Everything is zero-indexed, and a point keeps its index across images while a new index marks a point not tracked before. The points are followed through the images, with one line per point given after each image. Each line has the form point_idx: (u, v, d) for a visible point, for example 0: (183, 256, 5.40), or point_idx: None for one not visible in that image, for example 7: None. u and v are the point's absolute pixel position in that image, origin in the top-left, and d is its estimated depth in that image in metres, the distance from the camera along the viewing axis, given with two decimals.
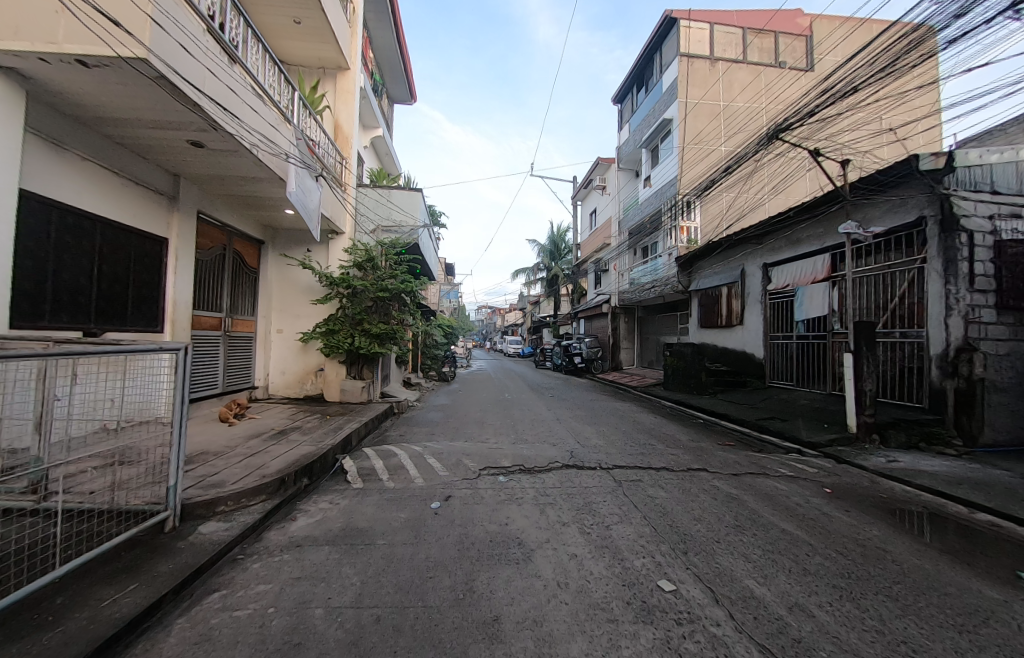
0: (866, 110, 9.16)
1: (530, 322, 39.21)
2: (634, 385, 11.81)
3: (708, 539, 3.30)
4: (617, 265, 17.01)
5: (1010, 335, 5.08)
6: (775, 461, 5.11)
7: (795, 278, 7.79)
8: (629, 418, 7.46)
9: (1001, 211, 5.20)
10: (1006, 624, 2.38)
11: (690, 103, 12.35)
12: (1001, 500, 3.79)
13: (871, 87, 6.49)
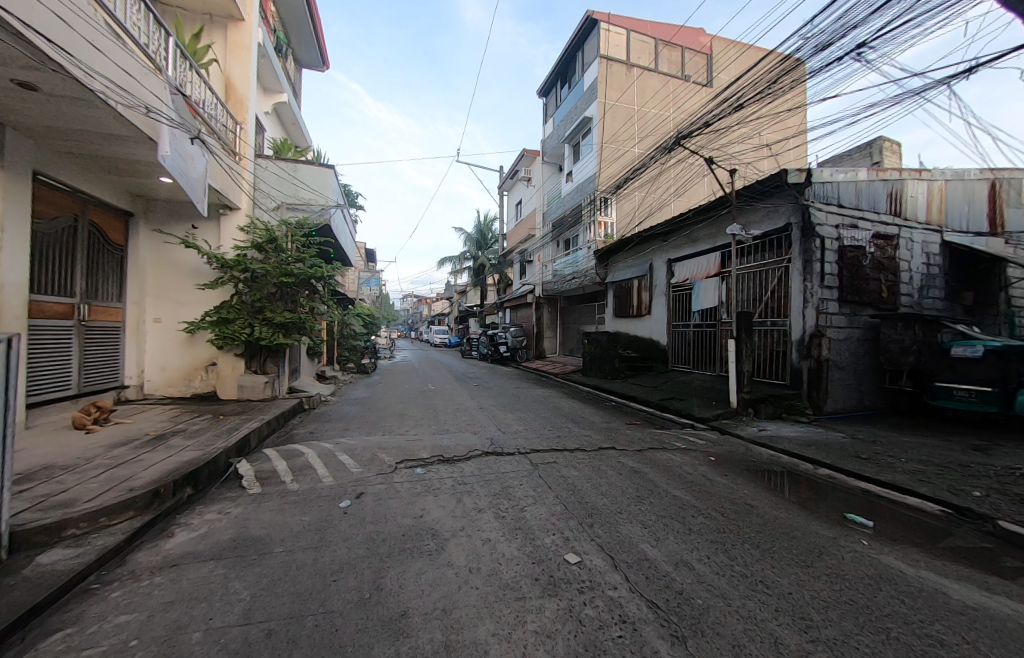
0: (750, 126, 10.45)
1: (457, 312, 38.91)
2: (555, 372, 12.34)
3: (612, 511, 3.55)
4: (540, 256, 17.48)
5: (846, 324, 6.22)
6: (672, 436, 5.67)
7: (694, 273, 8.69)
8: (548, 404, 7.74)
9: (843, 222, 6.29)
10: (835, 557, 2.92)
11: (608, 104, 13.07)
12: (836, 457, 4.66)
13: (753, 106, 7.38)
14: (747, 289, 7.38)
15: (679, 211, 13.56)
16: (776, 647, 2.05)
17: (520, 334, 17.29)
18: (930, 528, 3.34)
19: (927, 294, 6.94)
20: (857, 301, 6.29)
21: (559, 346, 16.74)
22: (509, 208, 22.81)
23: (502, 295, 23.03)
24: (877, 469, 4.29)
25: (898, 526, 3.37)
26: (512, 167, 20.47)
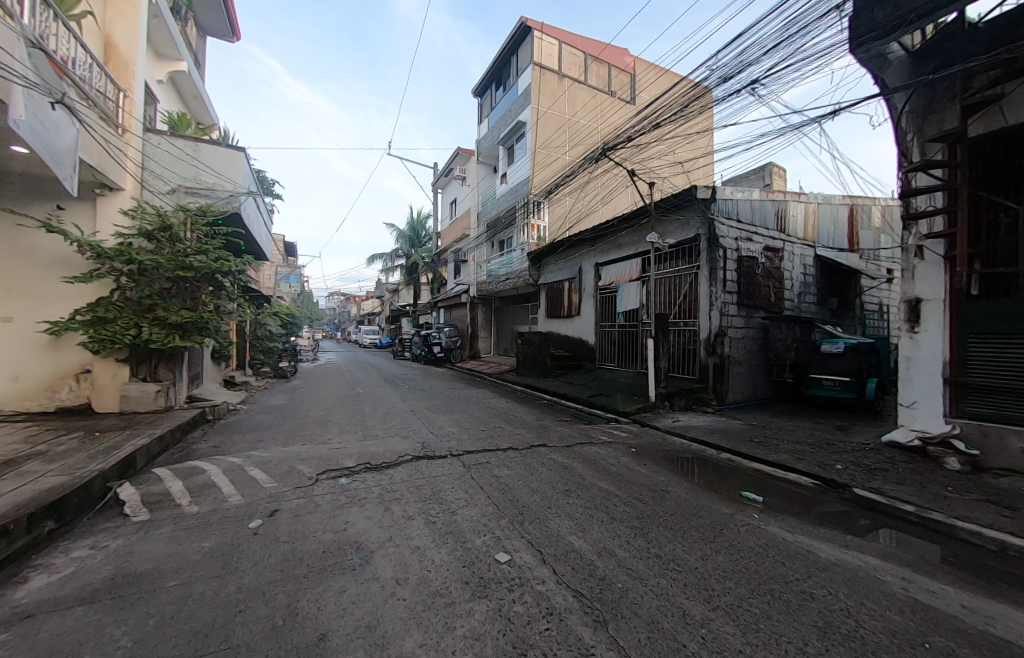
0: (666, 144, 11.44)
1: (388, 312, 37.31)
2: (489, 372, 12.39)
3: (542, 507, 3.65)
4: (474, 256, 17.44)
5: (743, 325, 7.09)
6: (599, 431, 5.99)
7: (617, 276, 9.29)
8: (481, 404, 7.75)
9: (741, 235, 7.16)
10: (733, 531, 3.31)
11: (540, 110, 13.48)
12: (735, 442, 5.28)
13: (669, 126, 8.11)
14: (664, 292, 8.07)
15: (605, 218, 13.85)
16: (686, 620, 2.25)
17: (455, 335, 17.13)
18: (805, 498, 3.92)
19: (804, 299, 8.17)
20: (751, 305, 7.20)
21: (494, 346, 16.88)
22: (443, 206, 22.38)
23: (437, 294, 22.57)
24: (765, 450, 4.96)
25: (781, 499, 3.91)
26: (446, 164, 20.14)
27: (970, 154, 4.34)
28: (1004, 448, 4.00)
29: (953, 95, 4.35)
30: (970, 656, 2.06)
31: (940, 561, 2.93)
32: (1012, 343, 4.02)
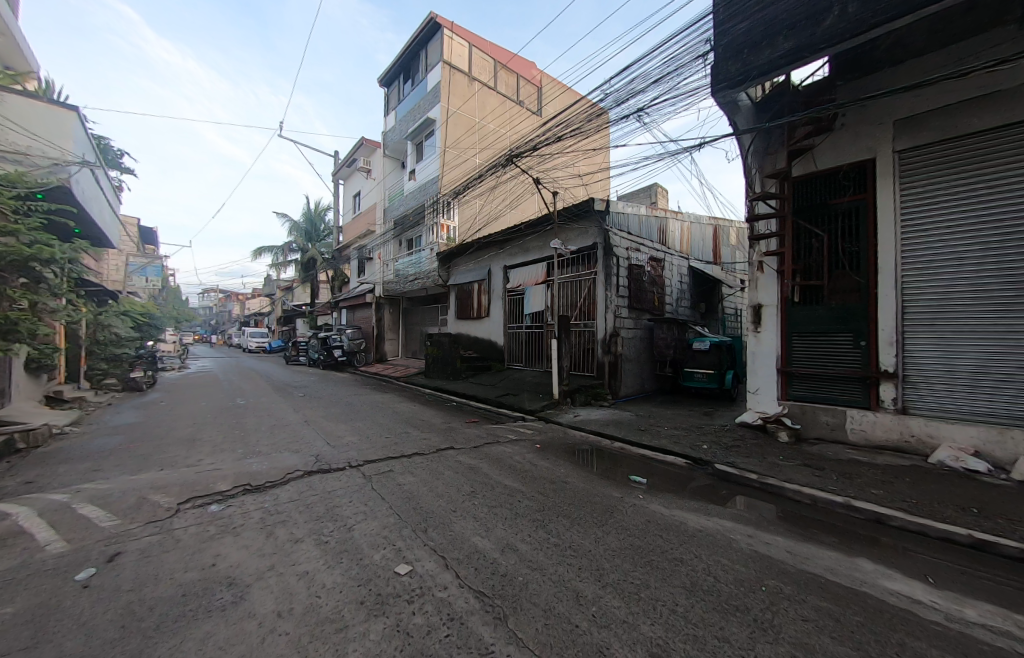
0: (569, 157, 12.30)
1: (280, 312, 33.30)
2: (396, 376, 11.87)
3: (447, 511, 3.59)
4: (381, 254, 16.56)
5: (633, 326, 7.93)
6: (506, 430, 6.13)
7: (524, 279, 9.64)
8: (385, 409, 7.36)
9: (631, 246, 8.00)
10: (622, 513, 3.65)
11: (450, 110, 13.40)
12: (626, 431, 5.85)
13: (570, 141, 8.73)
14: (566, 295, 8.55)
15: (514, 223, 14.42)
16: (578, 601, 2.41)
17: (358, 337, 15.91)
18: (680, 477, 4.51)
19: (680, 304, 9.44)
20: (639, 308, 8.07)
21: (402, 348, 16.21)
22: (344, 199, 20.81)
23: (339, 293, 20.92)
24: (650, 437, 5.59)
25: (662, 480, 4.43)
26: (349, 153, 18.70)
27: (794, 190, 5.44)
28: (816, 422, 5.12)
29: (782, 142, 5.42)
30: (792, 591, 2.57)
31: (775, 518, 3.61)
32: (819, 339, 5.17)
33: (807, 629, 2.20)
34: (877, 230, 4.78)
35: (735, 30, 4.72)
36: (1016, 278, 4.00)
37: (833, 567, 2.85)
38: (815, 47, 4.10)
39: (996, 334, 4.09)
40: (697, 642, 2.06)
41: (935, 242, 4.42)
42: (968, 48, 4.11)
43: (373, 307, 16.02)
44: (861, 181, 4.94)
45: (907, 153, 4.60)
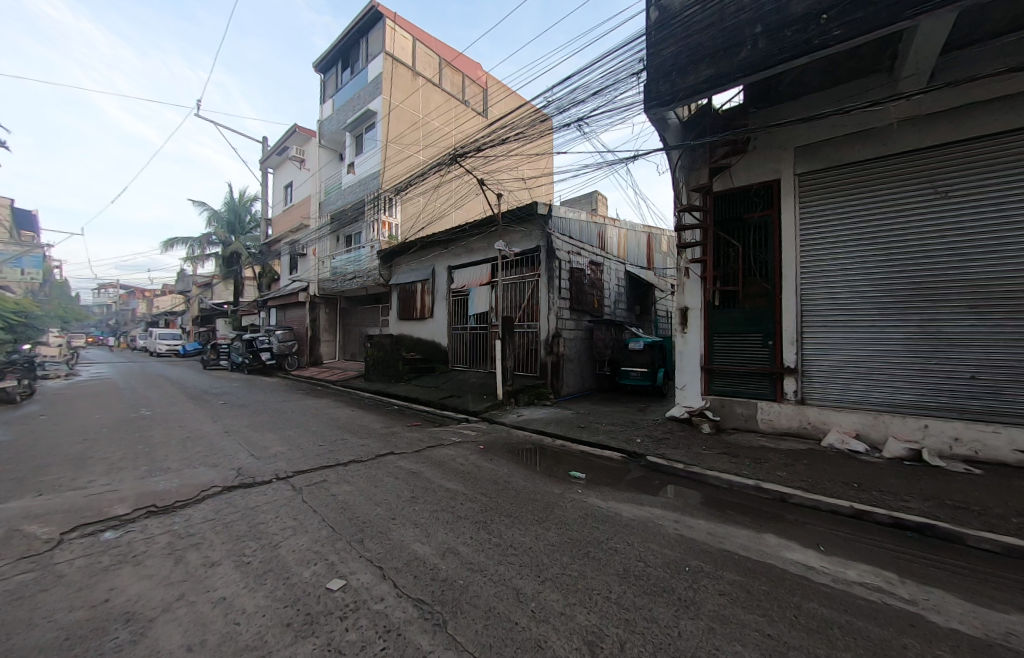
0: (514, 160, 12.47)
1: (197, 311, 29.87)
2: (332, 380, 11.20)
3: (386, 519, 3.46)
4: (316, 250, 15.55)
5: (574, 327, 8.23)
6: (449, 432, 6.06)
7: (468, 280, 9.59)
8: (318, 416, 6.91)
9: (572, 250, 8.29)
10: (561, 509, 3.77)
11: (392, 103, 12.96)
12: (567, 429, 6.05)
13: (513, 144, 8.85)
14: (510, 296, 8.64)
15: (459, 223, 14.30)
16: (518, 599, 2.45)
17: (290, 339, 14.78)
18: (616, 470, 4.77)
19: (618, 306, 9.97)
20: (580, 310, 8.40)
21: (339, 350, 15.47)
22: (274, 190, 19.32)
23: (268, 291, 19.30)
24: (589, 434, 5.83)
25: (600, 474, 4.64)
26: (279, 140, 17.34)
27: (715, 204, 5.98)
28: (733, 414, 5.67)
29: (703, 159, 5.91)
30: (711, 569, 2.83)
31: (699, 503, 3.94)
32: (736, 339, 5.73)
33: (723, 602, 2.44)
34: (781, 243, 5.42)
35: (666, 52, 5.08)
36: (882, 287, 4.77)
37: (745, 544, 3.18)
38: (734, 75, 4.54)
39: (870, 334, 4.84)
40: (628, 626, 2.19)
41: (824, 255, 5.13)
42: (849, 90, 4.85)
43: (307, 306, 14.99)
44: (768, 198, 5.56)
45: (804, 176, 5.27)
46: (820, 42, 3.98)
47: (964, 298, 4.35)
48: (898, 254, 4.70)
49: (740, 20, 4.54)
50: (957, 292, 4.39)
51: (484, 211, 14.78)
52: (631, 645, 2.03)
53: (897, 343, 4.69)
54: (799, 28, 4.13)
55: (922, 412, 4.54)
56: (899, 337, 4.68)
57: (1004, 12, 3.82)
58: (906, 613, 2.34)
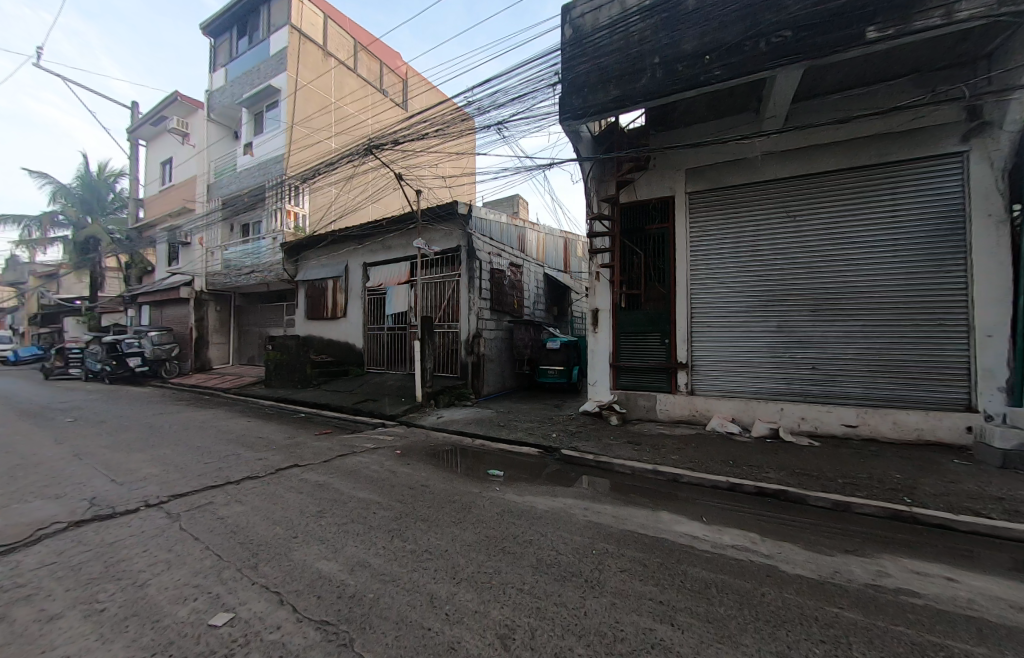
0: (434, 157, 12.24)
1: (32, 308, 24.01)
2: (224, 388, 9.89)
3: (287, 537, 3.15)
4: (204, 239, 13.59)
5: (494, 327, 8.37)
6: (363, 439, 5.74)
7: (386, 278, 9.18)
8: (204, 430, 6.03)
9: (492, 251, 8.41)
10: (478, 507, 3.83)
11: (299, 82, 11.88)
12: (486, 428, 6.14)
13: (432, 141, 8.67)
14: (430, 296, 8.49)
15: (377, 217, 13.63)
16: (432, 604, 2.41)
17: (168, 341, 12.75)
18: (533, 466, 4.96)
19: (537, 307, 10.36)
20: (500, 310, 8.56)
21: (232, 354, 13.90)
22: (146, 165, 16.39)
23: (139, 285, 16.32)
24: (508, 431, 6.00)
25: (517, 470, 4.79)
26: (155, 108, 14.80)
27: (622, 215, 6.51)
28: (637, 405, 6.25)
29: (611, 172, 6.39)
30: (615, 549, 3.09)
31: (607, 490, 4.27)
32: (639, 338, 6.32)
33: (623, 577, 2.68)
34: (676, 253, 6.10)
35: (580, 68, 5.38)
36: (752, 295, 5.65)
37: (644, 523, 3.52)
38: (639, 97, 4.96)
39: (742, 334, 5.70)
40: (539, 614, 2.30)
41: (709, 266, 5.90)
42: (727, 124, 5.65)
43: (191, 304, 13.01)
44: (664, 213, 6.23)
45: (694, 195, 6.01)
46: (705, 79, 4.56)
47: (807, 305, 5.36)
48: (762, 268, 5.61)
49: (641, 50, 5.00)
50: (801, 300, 5.39)
51: (405, 206, 14.29)
52: (541, 632, 2.12)
53: (762, 341, 5.58)
54: (688, 64, 4.68)
55: (779, 398, 5.47)
56: (763, 336, 5.58)
57: (833, 75, 4.77)
58: (765, 566, 2.79)
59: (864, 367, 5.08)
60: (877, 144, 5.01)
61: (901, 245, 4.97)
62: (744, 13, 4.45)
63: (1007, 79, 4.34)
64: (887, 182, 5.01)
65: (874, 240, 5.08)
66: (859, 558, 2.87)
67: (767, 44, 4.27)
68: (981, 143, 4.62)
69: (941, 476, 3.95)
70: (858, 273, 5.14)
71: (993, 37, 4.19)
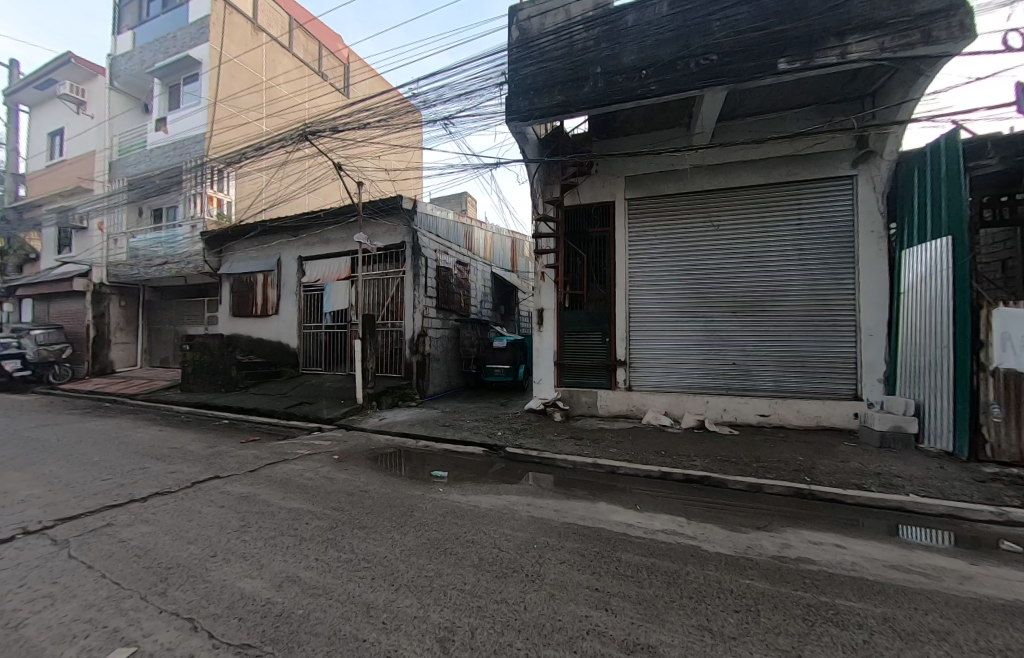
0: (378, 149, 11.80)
1: None
2: (129, 394, 8.76)
3: (204, 555, 2.85)
4: (104, 224, 11.92)
5: (440, 326, 8.24)
6: (296, 445, 5.40)
7: (325, 274, 8.73)
8: (103, 443, 5.29)
9: (438, 249, 8.26)
10: (420, 510, 3.77)
11: (224, 54, 10.80)
12: (430, 429, 6.05)
13: (373, 131, 8.30)
14: (372, 293, 8.17)
15: (313, 208, 12.89)
16: (368, 614, 2.33)
17: (57, 342, 11.04)
18: (477, 465, 4.97)
19: (483, 306, 10.36)
20: (446, 309, 8.45)
21: (140, 358, 12.42)
22: (26, 135, 14.00)
23: (18, 275, 13.91)
24: (453, 431, 5.97)
25: (462, 471, 4.77)
26: (40, 69, 12.71)
27: (567, 217, 6.69)
28: (579, 402, 6.50)
29: (556, 175, 6.49)
30: (554, 542, 3.19)
31: (549, 485, 4.39)
32: (581, 337, 6.56)
33: (562, 569, 2.78)
34: (616, 255, 6.41)
35: (527, 70, 5.43)
36: (683, 296, 6.09)
37: (582, 515, 3.68)
38: (584, 103, 5.10)
39: (675, 333, 6.12)
40: (480, 612, 2.32)
41: (645, 268, 6.27)
42: (662, 136, 6.03)
43: (87, 298, 11.41)
44: (605, 217, 6.51)
45: (633, 202, 6.34)
46: (643, 92, 4.81)
47: (729, 307, 5.88)
48: (691, 270, 6.06)
49: (584, 58, 5.16)
50: (724, 301, 5.91)
51: (343, 197, 13.65)
52: (481, 630, 2.14)
53: (691, 340, 6.05)
54: (628, 76, 4.91)
55: (705, 392, 5.97)
56: (692, 335, 6.04)
57: (752, 99, 5.26)
58: (689, 548, 3.03)
59: (776, 363, 5.68)
60: (787, 165, 5.61)
61: (804, 256, 5.62)
62: (677, 33, 4.76)
63: (886, 115, 5.05)
64: (794, 198, 5.64)
65: (783, 249, 5.69)
66: (768, 533, 3.22)
67: (696, 66, 4.60)
68: (867, 168, 5.35)
69: (833, 457, 4.55)
70: (769, 280, 5.73)
71: (876, 78, 4.85)
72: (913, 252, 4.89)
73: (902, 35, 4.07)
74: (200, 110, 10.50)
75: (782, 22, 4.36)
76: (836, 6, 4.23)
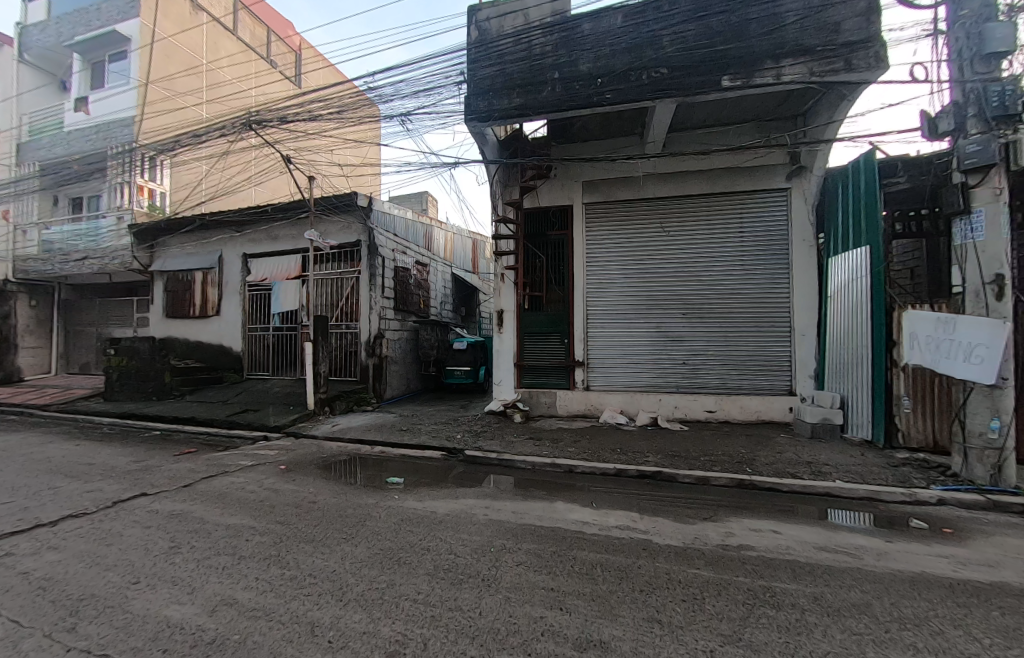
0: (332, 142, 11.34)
1: None
2: (40, 405, 7.83)
3: (126, 582, 2.60)
4: (10, 214, 10.59)
5: (398, 327, 8.04)
6: (239, 456, 5.06)
7: (272, 272, 8.26)
8: (4, 462, 4.67)
9: (396, 248, 8.06)
10: (374, 519, 3.65)
11: (157, 32, 9.93)
12: (385, 434, 5.88)
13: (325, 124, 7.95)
14: (325, 293, 7.82)
15: (260, 202, 12.21)
16: (313, 633, 2.22)
17: None
18: (435, 469, 4.89)
19: (443, 306, 10.23)
20: (404, 310, 8.26)
21: (55, 364, 11.14)
22: None
23: None
24: (410, 435, 5.83)
25: (419, 476, 4.67)
26: None
27: (526, 220, 6.74)
28: (538, 402, 6.58)
29: (516, 177, 6.51)
30: (511, 544, 3.20)
31: (508, 487, 4.40)
32: (540, 339, 6.63)
33: (517, 571, 2.79)
34: (574, 258, 6.54)
35: (485, 71, 5.41)
36: (638, 298, 6.32)
37: (539, 515, 3.72)
38: (542, 107, 5.15)
39: (630, 334, 6.34)
40: (433, 622, 2.28)
41: (602, 271, 6.44)
42: (618, 143, 6.22)
43: None
44: (563, 220, 6.63)
45: (591, 207, 6.49)
46: (598, 100, 4.93)
47: (679, 310, 6.18)
48: (645, 273, 6.30)
49: (541, 63, 5.22)
50: (675, 304, 6.19)
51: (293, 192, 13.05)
52: (434, 640, 2.10)
53: (646, 340, 6.28)
54: (584, 83, 5.03)
55: (658, 391, 6.23)
56: (647, 336, 6.28)
57: (700, 112, 5.54)
58: (640, 542, 3.14)
59: (721, 362, 6.03)
60: (730, 176, 5.97)
61: (745, 261, 6.00)
62: (630, 45, 4.93)
63: (815, 134, 5.50)
64: (737, 208, 6.01)
65: (727, 255, 6.05)
66: (713, 524, 3.40)
67: (648, 77, 4.78)
68: (800, 182, 5.80)
69: (770, 449, 4.89)
70: (714, 284, 6.07)
71: (807, 99, 5.26)
72: (837, 260, 5.37)
73: (828, 62, 4.44)
74: (129, 91, 9.58)
75: (725, 42, 4.63)
76: (772, 30, 4.55)
